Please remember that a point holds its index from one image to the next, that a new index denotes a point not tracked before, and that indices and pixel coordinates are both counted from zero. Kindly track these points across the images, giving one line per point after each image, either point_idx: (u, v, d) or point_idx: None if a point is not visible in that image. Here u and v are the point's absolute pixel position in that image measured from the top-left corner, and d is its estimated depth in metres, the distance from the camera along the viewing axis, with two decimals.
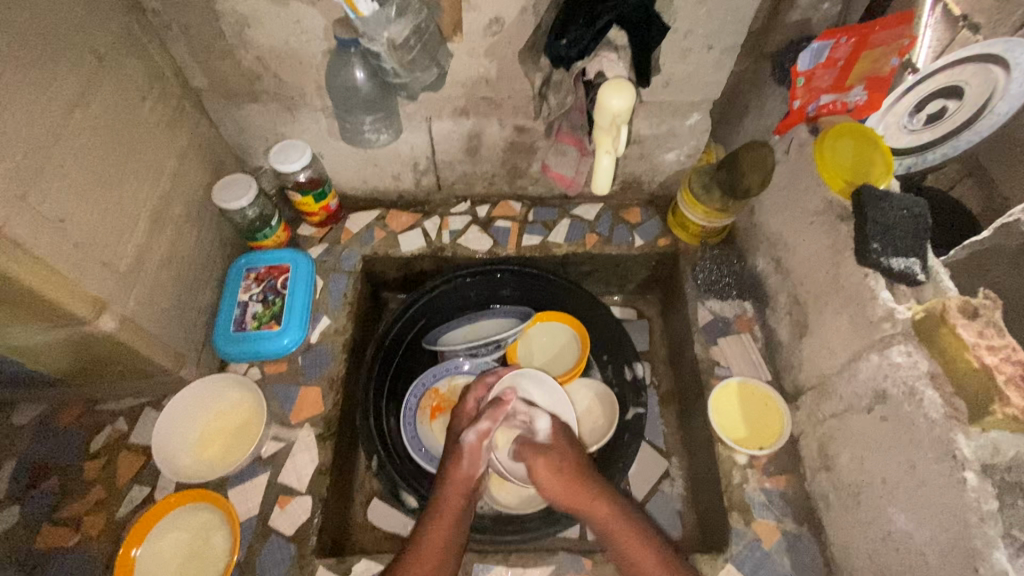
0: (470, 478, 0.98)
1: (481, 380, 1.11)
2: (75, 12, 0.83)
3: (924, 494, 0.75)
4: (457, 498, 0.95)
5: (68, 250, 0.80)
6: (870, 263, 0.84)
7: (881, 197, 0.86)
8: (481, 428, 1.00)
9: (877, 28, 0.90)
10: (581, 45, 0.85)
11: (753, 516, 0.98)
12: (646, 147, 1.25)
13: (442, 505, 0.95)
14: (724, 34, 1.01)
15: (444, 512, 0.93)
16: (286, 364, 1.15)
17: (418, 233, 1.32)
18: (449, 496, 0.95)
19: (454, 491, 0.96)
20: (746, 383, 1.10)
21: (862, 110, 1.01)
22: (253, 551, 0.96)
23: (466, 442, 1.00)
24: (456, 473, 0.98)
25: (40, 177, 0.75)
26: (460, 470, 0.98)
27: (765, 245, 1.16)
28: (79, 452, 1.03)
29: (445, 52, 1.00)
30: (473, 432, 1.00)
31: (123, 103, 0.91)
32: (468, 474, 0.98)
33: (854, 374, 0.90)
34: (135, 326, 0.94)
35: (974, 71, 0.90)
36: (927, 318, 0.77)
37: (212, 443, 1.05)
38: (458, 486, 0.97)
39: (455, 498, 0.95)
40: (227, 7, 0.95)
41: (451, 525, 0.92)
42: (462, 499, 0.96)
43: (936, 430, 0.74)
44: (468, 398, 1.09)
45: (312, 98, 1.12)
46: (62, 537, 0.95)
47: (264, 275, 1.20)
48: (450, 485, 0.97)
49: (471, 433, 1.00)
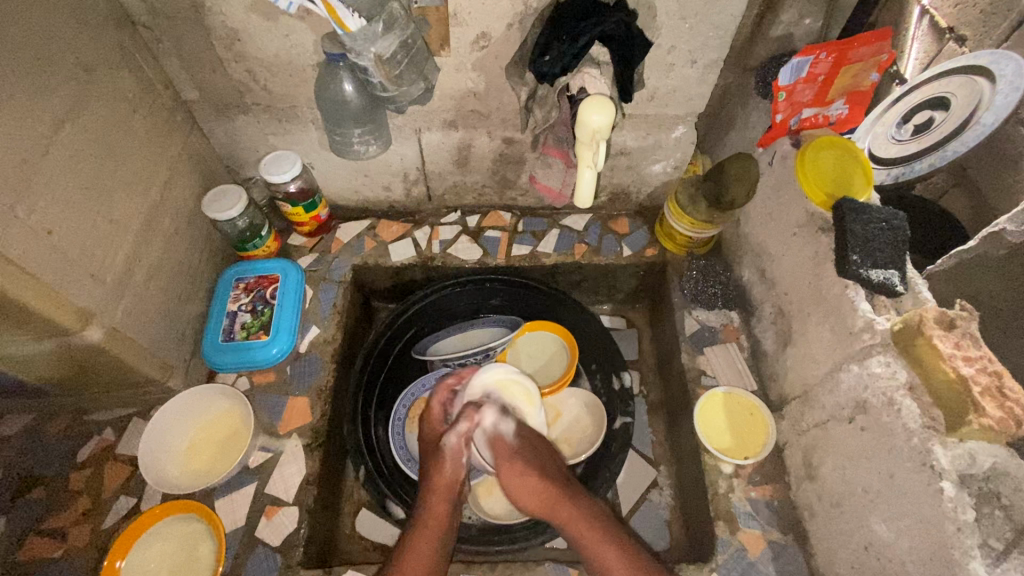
0: (454, 481, 1.00)
1: (443, 384, 1.12)
2: (67, 27, 0.84)
3: (903, 504, 0.76)
4: (442, 504, 0.97)
5: (58, 261, 0.81)
6: (850, 274, 0.85)
7: (860, 210, 0.87)
8: (462, 431, 1.03)
9: (855, 45, 0.93)
10: (564, 61, 0.87)
11: (739, 526, 0.99)
12: (633, 158, 1.26)
13: (424, 513, 0.96)
14: (708, 49, 1.03)
15: (427, 521, 0.95)
16: (275, 373, 1.15)
17: (408, 243, 1.33)
18: (435, 501, 0.97)
19: (439, 496, 0.98)
20: (732, 392, 1.11)
21: (843, 122, 1.06)
22: (240, 562, 0.96)
23: (447, 445, 1.03)
24: (437, 477, 1.00)
25: (29, 192, 0.76)
26: (442, 474, 1.00)
27: (750, 256, 1.17)
28: (65, 463, 1.03)
29: (433, 67, 1.01)
30: (453, 433, 1.03)
31: (113, 117, 0.92)
32: (451, 476, 1.00)
33: (835, 384, 0.91)
34: (123, 336, 0.94)
35: (960, 83, 0.91)
36: (904, 328, 0.78)
37: (200, 453, 1.05)
38: (441, 490, 0.99)
39: (440, 506, 0.97)
40: (218, 22, 0.96)
41: (438, 530, 0.94)
42: (447, 504, 0.98)
43: (914, 440, 0.75)
44: (437, 400, 1.10)
45: (302, 110, 1.14)
46: (47, 548, 0.95)
47: (253, 284, 1.21)
48: (434, 492, 0.99)
49: (451, 436, 1.03)
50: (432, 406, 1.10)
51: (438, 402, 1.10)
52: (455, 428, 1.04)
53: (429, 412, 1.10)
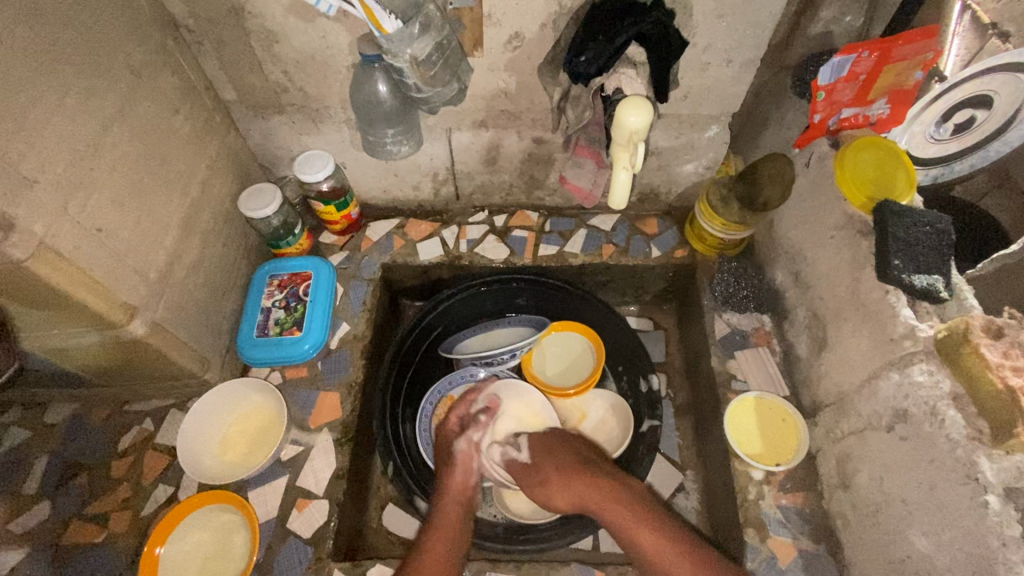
0: (465, 486, 1.04)
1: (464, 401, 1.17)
2: (115, 30, 0.87)
3: (944, 516, 0.74)
4: (455, 505, 1.00)
5: (105, 257, 0.84)
6: (893, 280, 0.82)
7: (902, 213, 0.85)
8: (471, 438, 1.10)
9: (900, 42, 0.89)
10: (600, 61, 0.86)
11: (769, 533, 0.97)
12: (663, 158, 1.25)
13: (439, 514, 0.99)
14: (744, 48, 1.01)
15: (443, 521, 0.97)
16: (306, 368, 1.17)
17: (436, 242, 1.34)
18: (447, 504, 1.00)
19: (451, 500, 1.01)
20: (763, 398, 1.09)
21: (884, 123, 1.00)
22: (272, 552, 0.98)
23: (457, 452, 1.08)
24: (450, 483, 1.04)
25: (80, 191, 0.79)
26: (453, 480, 1.05)
27: (785, 258, 1.15)
28: (108, 451, 1.07)
29: (466, 67, 1.02)
30: (463, 440, 1.10)
31: (156, 117, 0.95)
32: (463, 482, 1.05)
33: (873, 392, 0.88)
34: (165, 331, 0.97)
35: (1003, 81, 0.89)
36: (949, 337, 0.75)
37: (234, 446, 1.08)
38: (453, 495, 1.02)
39: (454, 508, 1.00)
40: (256, 24, 0.98)
41: (452, 533, 0.95)
42: (458, 507, 1.00)
43: (958, 452, 0.73)
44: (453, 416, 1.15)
45: (335, 110, 1.15)
46: (90, 532, 0.99)
47: (286, 282, 1.24)
48: (447, 497, 1.02)
49: (460, 443, 1.09)
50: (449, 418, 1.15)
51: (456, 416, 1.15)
52: (465, 436, 1.10)
53: (446, 424, 1.15)
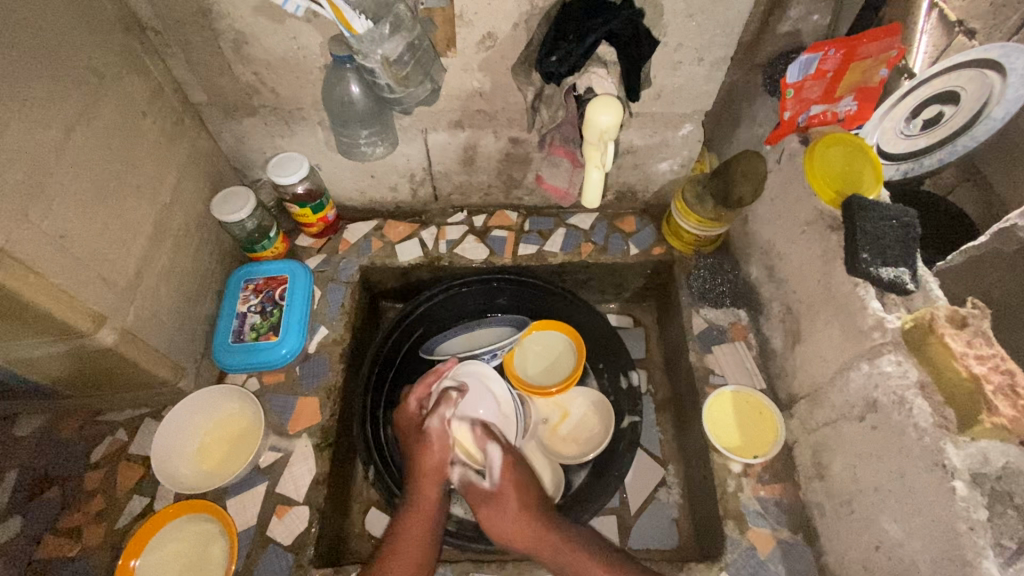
0: (442, 463, 1.01)
1: (426, 377, 1.11)
2: (76, 31, 0.84)
3: (914, 502, 0.76)
4: (432, 487, 0.99)
5: (70, 264, 0.82)
6: (861, 273, 0.84)
7: (870, 208, 0.87)
8: (443, 415, 1.05)
9: (865, 41, 0.90)
10: (571, 60, 0.87)
11: (748, 525, 0.99)
12: (639, 157, 1.26)
13: (417, 498, 0.98)
14: (714, 47, 1.02)
15: (421, 505, 0.97)
16: (284, 373, 1.16)
17: (415, 243, 1.34)
18: (425, 486, 0.99)
19: (429, 480, 0.99)
20: (741, 391, 1.11)
21: (852, 119, 1.05)
22: (252, 561, 0.97)
23: (431, 429, 1.04)
24: (424, 462, 1.01)
25: (42, 196, 0.77)
26: (428, 459, 1.01)
27: (759, 254, 1.17)
28: (79, 463, 1.04)
29: (439, 67, 1.02)
30: (436, 418, 1.05)
31: (122, 121, 0.93)
32: (438, 460, 1.01)
33: (845, 383, 0.90)
34: (135, 339, 0.95)
35: (970, 77, 0.91)
36: (915, 328, 0.79)
37: (211, 454, 1.06)
38: (430, 475, 1.00)
39: (430, 489, 0.99)
40: (225, 24, 0.97)
41: (429, 515, 0.96)
42: (437, 487, 0.99)
43: (925, 440, 0.74)
44: (416, 392, 1.11)
45: (309, 112, 1.14)
46: (64, 547, 0.96)
47: (262, 286, 1.22)
48: (422, 477, 1.00)
49: (434, 420, 1.05)
50: (409, 400, 1.11)
51: (416, 396, 1.11)
52: (438, 413, 1.05)
53: (405, 404, 1.11)
